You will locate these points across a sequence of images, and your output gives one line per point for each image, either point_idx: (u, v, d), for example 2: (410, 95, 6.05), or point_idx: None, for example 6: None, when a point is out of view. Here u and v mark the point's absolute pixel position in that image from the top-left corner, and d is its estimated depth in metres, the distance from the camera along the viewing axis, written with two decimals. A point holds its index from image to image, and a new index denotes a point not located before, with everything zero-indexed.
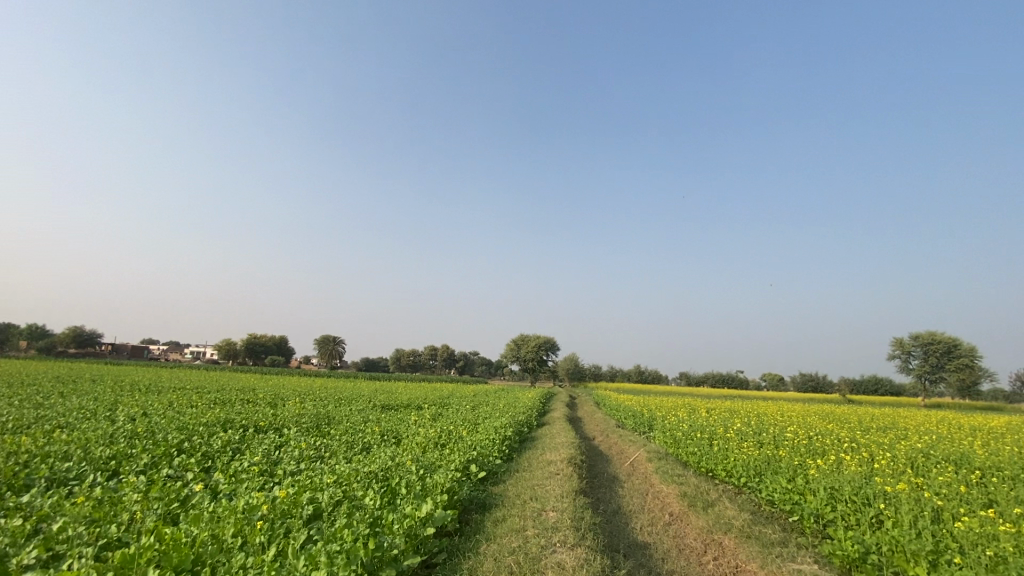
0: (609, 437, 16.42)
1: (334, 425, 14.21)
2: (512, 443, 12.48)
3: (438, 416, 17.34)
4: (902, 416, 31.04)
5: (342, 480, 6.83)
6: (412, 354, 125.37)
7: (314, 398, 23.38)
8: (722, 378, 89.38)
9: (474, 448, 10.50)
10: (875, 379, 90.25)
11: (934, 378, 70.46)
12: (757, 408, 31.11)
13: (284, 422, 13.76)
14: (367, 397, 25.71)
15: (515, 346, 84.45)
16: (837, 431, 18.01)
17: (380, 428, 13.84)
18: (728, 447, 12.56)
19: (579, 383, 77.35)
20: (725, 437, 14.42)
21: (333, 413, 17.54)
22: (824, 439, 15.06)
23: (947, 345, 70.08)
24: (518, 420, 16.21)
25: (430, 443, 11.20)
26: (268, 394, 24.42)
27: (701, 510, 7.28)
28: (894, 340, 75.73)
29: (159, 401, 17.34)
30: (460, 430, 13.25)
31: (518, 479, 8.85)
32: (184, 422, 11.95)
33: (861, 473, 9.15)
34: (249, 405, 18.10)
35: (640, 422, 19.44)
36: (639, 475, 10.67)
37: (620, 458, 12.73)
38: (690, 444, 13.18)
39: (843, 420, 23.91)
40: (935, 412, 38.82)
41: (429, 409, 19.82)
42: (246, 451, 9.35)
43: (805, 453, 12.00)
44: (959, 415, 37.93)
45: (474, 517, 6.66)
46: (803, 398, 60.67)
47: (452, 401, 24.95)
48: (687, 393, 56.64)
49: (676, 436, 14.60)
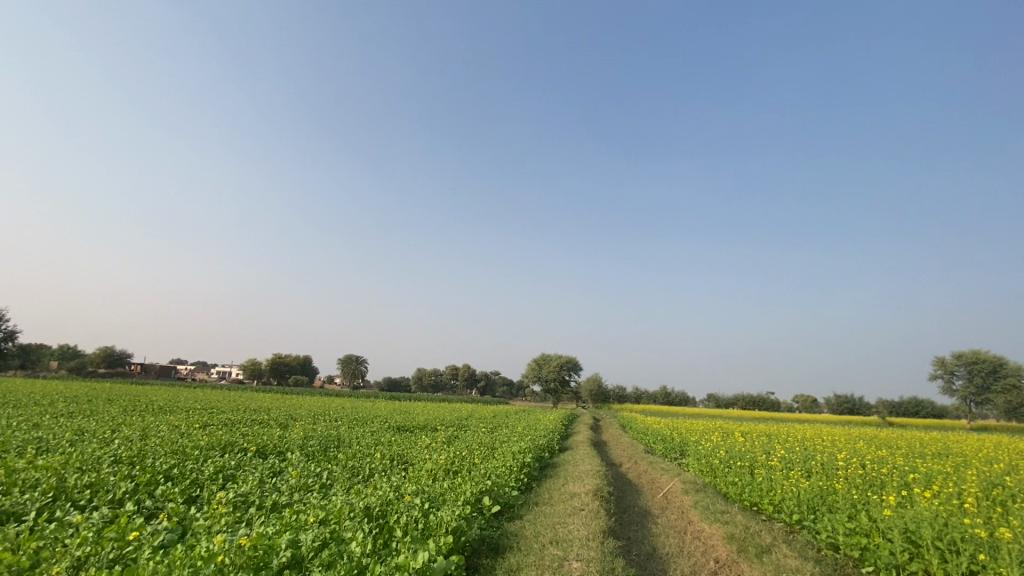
0: (638, 464, 15.09)
1: (341, 449, 13.33)
2: (531, 470, 11.36)
3: (454, 440, 16.34)
4: (955, 441, 28.73)
5: (331, 517, 5.90)
6: (434, 374, 124.82)
7: (328, 420, 22.61)
8: (751, 400, 86.25)
9: (488, 476, 9.48)
10: (915, 401, 85.80)
11: (981, 399, 66.41)
12: (796, 431, 29.22)
13: (288, 445, 12.95)
14: (383, 418, 24.86)
15: (536, 366, 83.01)
16: (891, 458, 16.36)
17: (390, 453, 12.89)
18: (773, 477, 11.29)
19: (603, 404, 75.30)
20: (769, 465, 13.08)
21: (344, 435, 16.72)
22: (880, 467, 13.55)
23: (992, 364, 66.21)
24: (538, 445, 15.04)
25: (440, 470, 10.18)
26: (282, 415, 23.79)
27: (754, 556, 6.12)
28: (934, 359, 71.93)
29: (166, 422, 16.76)
30: (475, 455, 12.24)
31: (536, 515, 7.79)
32: (181, 445, 11.25)
33: (938, 510, 7.83)
34: (257, 426, 17.42)
35: (670, 447, 18.14)
36: (675, 510, 9.42)
37: (651, 489, 11.49)
38: (730, 473, 11.95)
39: (892, 446, 22.03)
40: (986, 437, 36.18)
41: (446, 432, 18.83)
42: (238, 479, 8.54)
43: (863, 486, 10.61)
44: (1012, 439, 35.31)
45: (484, 565, 5.63)
46: (839, 420, 57.72)
47: (471, 423, 23.91)
48: (716, 414, 54.47)
49: (713, 464, 13.33)
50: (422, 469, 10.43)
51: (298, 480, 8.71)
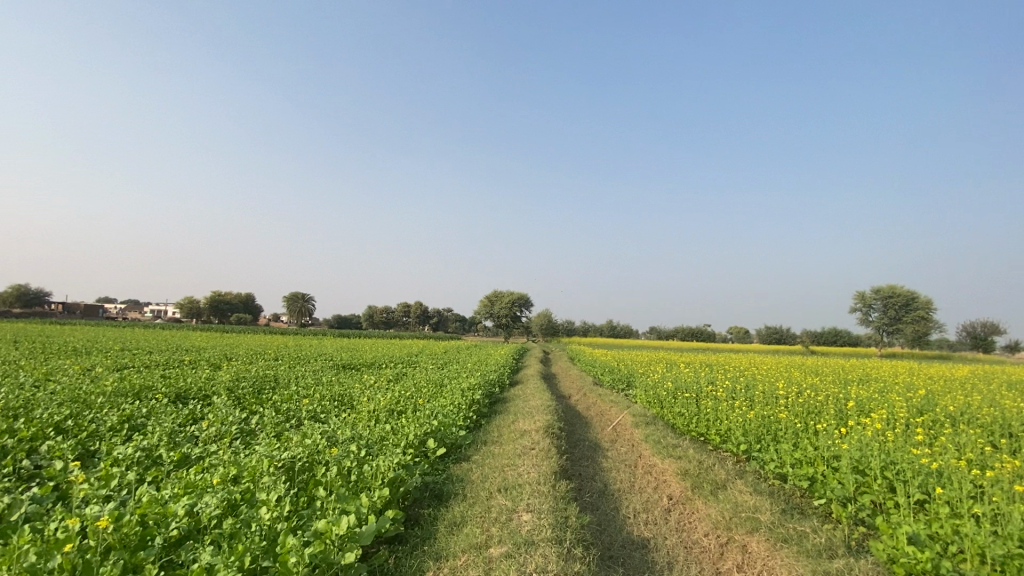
0: (587, 397, 15.09)
1: (276, 391, 12.43)
2: (479, 407, 10.95)
3: (401, 377, 15.78)
4: (872, 367, 31.16)
5: (246, 474, 5.15)
6: (384, 311, 123.41)
7: (267, 359, 21.46)
8: (691, 332, 90.94)
9: (434, 416, 8.95)
10: (835, 331, 93.16)
11: (893, 329, 72.72)
12: (733, 361, 30.71)
13: (216, 388, 11.92)
14: (327, 356, 23.92)
15: (487, 302, 83.12)
16: (823, 386, 17.20)
17: (329, 393, 12.15)
18: (719, 407, 11.43)
19: (552, 338, 77.10)
20: (712, 394, 13.35)
21: (282, 375, 15.77)
22: (816, 395, 14.10)
23: (906, 298, 72.04)
24: (488, 381, 14.69)
25: (382, 412, 9.56)
26: (217, 355, 22.38)
27: (709, 494, 5.92)
28: (856, 293, 77.44)
29: (76, 366, 15.15)
30: (422, 394, 11.68)
31: (484, 457, 7.35)
32: (83, 393, 10.01)
33: (878, 438, 7.98)
34: (184, 368, 16.10)
35: (618, 378, 18.40)
36: (625, 443, 9.30)
37: (601, 421, 11.43)
38: (677, 403, 12.05)
39: (820, 374, 23.44)
40: (895, 362, 39.69)
41: (392, 369, 18.20)
42: (147, 431, 7.57)
43: (803, 414, 10.89)
44: (916, 363, 38.91)
45: (424, 518, 5.11)
46: (768, 350, 61.84)
47: (420, 359, 23.44)
48: (658, 346, 56.99)
49: (660, 394, 13.47)
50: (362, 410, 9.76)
51: (218, 428, 7.84)
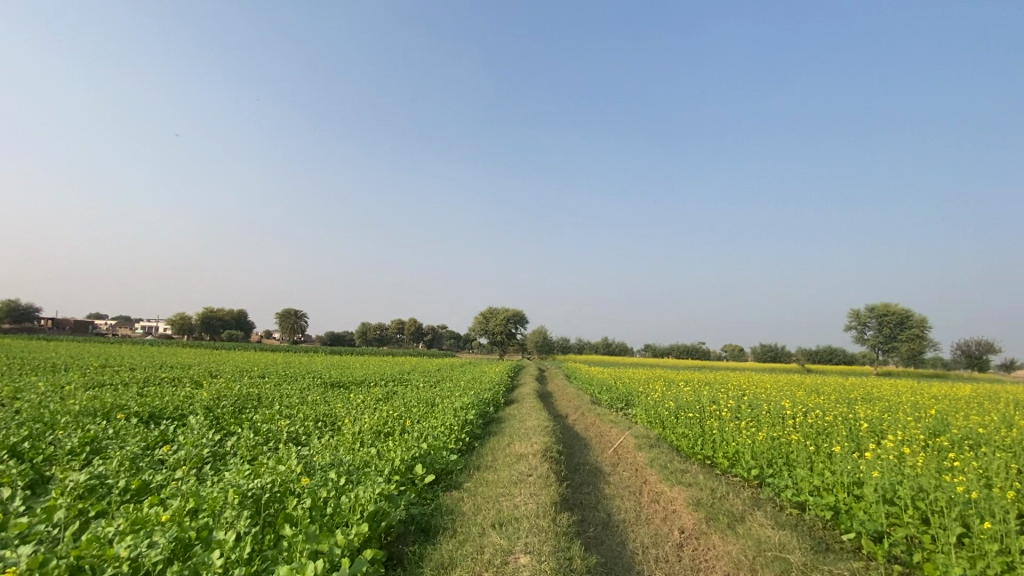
0: (585, 416, 14.47)
1: (257, 410, 11.77)
2: (472, 429, 10.32)
3: (391, 396, 15.14)
4: (871, 386, 30.65)
5: (207, 507, 4.57)
6: (378, 328, 122.37)
7: (253, 376, 20.73)
8: (687, 350, 90.53)
9: (423, 438, 8.36)
10: (830, 349, 92.91)
11: (888, 347, 72.49)
12: (732, 379, 30.21)
13: (194, 407, 11.26)
14: (316, 374, 23.22)
15: (482, 319, 82.38)
16: (827, 405, 16.70)
17: (314, 413, 11.50)
18: (725, 429, 10.87)
19: (547, 356, 76.28)
20: (716, 415, 12.78)
21: (267, 393, 15.09)
22: (822, 415, 13.58)
23: (900, 316, 71.98)
24: (481, 400, 14.06)
25: (368, 433, 8.93)
26: (201, 371, 21.61)
27: (726, 527, 5.37)
28: (851, 311, 77.36)
29: (49, 383, 14.43)
30: (412, 414, 11.06)
31: (477, 483, 6.77)
32: (47, 412, 9.35)
33: (900, 462, 7.48)
34: (164, 385, 15.40)
35: (616, 397, 17.80)
36: (628, 468, 8.70)
37: (601, 443, 10.84)
38: (680, 424, 11.49)
39: (822, 393, 22.90)
40: (893, 381, 39.28)
41: (383, 387, 17.53)
42: (109, 455, 6.96)
43: (813, 437, 10.37)
44: (914, 382, 38.49)
45: (407, 557, 4.53)
46: (764, 368, 61.44)
47: (413, 377, 22.78)
48: (654, 364, 56.45)
49: (662, 414, 12.89)
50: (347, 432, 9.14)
51: (187, 452, 7.21)
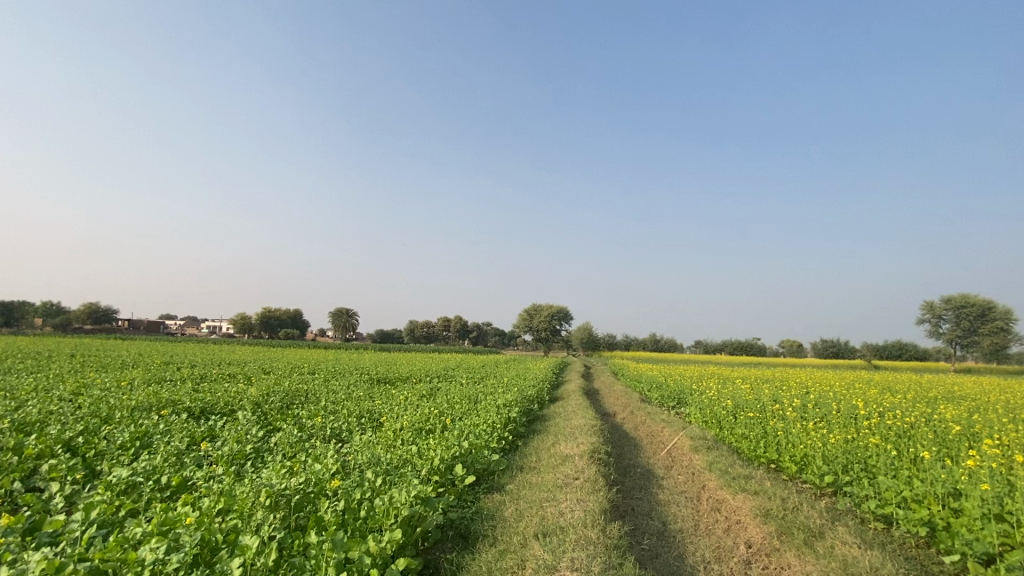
0: (635, 415, 13.77)
1: (303, 406, 11.84)
2: (516, 427, 9.92)
3: (435, 392, 15.00)
4: (951, 383, 28.10)
5: (238, 508, 4.38)
6: (426, 325, 124.54)
7: (303, 372, 21.21)
8: (741, 346, 86.89)
9: (464, 436, 8.04)
10: (899, 344, 86.78)
11: (967, 341, 66.81)
12: (792, 376, 28.47)
13: (243, 403, 11.45)
14: (364, 371, 23.56)
15: (527, 316, 82.03)
16: (903, 404, 15.28)
17: (357, 409, 11.42)
18: (791, 431, 10.01)
19: (593, 352, 75.09)
20: (779, 414, 11.86)
21: (314, 389, 15.28)
22: (901, 416, 12.36)
23: (981, 308, 66.13)
24: (526, 397, 13.64)
25: (409, 431, 8.70)
26: (255, 368, 22.29)
27: (802, 544, 4.73)
28: (924, 303, 71.81)
29: (115, 379, 15.16)
30: (455, 411, 10.79)
31: (520, 486, 6.37)
32: (106, 407, 9.66)
33: (1007, 472, 6.51)
34: (219, 381, 15.89)
35: (667, 395, 17.00)
36: (683, 472, 8.05)
37: (653, 444, 10.20)
38: (740, 424, 10.71)
39: (896, 390, 21.10)
40: (975, 378, 35.95)
41: (427, 384, 17.45)
42: (156, 449, 7.03)
43: (894, 441, 9.36)
44: (998, 380, 35.12)
45: (442, 568, 4.18)
46: (825, 364, 57.97)
47: (458, 373, 22.70)
48: (705, 361, 54.35)
49: (719, 414, 12.09)
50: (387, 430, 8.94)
51: (230, 448, 7.18)
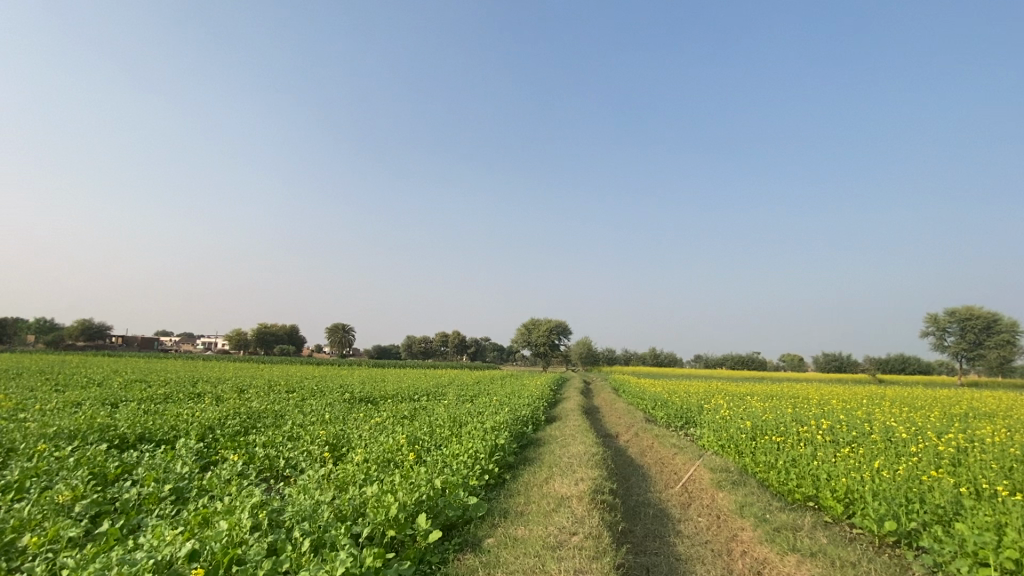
0: (640, 439, 12.26)
1: (261, 432, 10.32)
2: (503, 457, 8.44)
3: (418, 413, 13.51)
4: (966, 398, 26.68)
5: None
6: (424, 340, 123.03)
7: (280, 391, 19.61)
8: (741, 360, 85.36)
9: (436, 472, 6.59)
10: (901, 357, 85.40)
11: (972, 355, 65.21)
12: (802, 392, 26.96)
13: (189, 429, 9.91)
14: (347, 388, 21.97)
15: (525, 330, 80.47)
16: (935, 423, 13.90)
17: (323, 434, 9.92)
18: (825, 460, 8.66)
19: (592, 367, 73.49)
20: (807, 437, 10.47)
21: (283, 410, 13.74)
22: (941, 437, 11.01)
23: (986, 320, 64.78)
24: (518, 418, 12.13)
25: (373, 466, 7.21)
26: (231, 386, 20.74)
27: None
28: (927, 316, 70.51)
29: (62, 400, 13.60)
30: (434, 436, 9.33)
31: (502, 542, 4.96)
32: (17, 434, 8.14)
33: None
34: (178, 402, 14.30)
35: (674, 414, 15.59)
36: (706, 515, 6.56)
37: (664, 476, 8.73)
38: (765, 452, 9.35)
39: (915, 407, 19.67)
40: (984, 393, 34.34)
41: (410, 404, 15.88)
42: (41, 492, 5.53)
43: (950, 472, 8.00)
44: (1009, 394, 33.62)
45: None
46: (828, 378, 56.38)
47: (448, 391, 21.18)
48: (706, 376, 52.74)
49: (737, 437, 10.70)
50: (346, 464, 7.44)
51: (139, 492, 5.71)
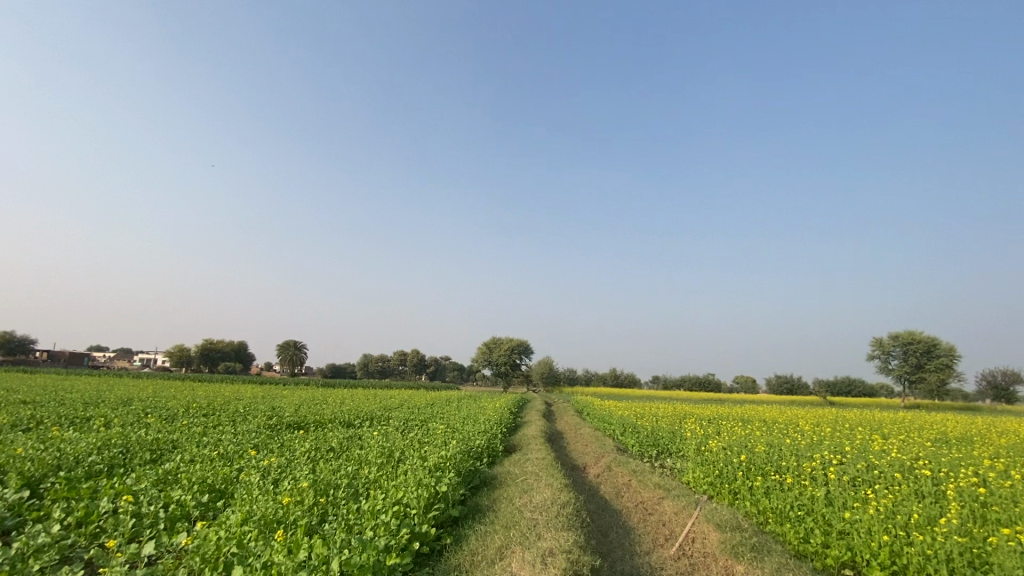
0: (614, 475, 10.37)
1: (124, 474, 7.80)
2: (445, 511, 6.37)
3: (348, 444, 11.16)
4: (927, 422, 26.31)
5: None
6: (382, 359, 118.63)
7: (189, 415, 16.60)
8: (699, 381, 85.75)
9: (336, 548, 4.50)
10: (848, 379, 87.76)
11: (914, 378, 67.30)
12: (770, 416, 25.96)
13: (18, 471, 7.29)
14: (275, 412, 19.08)
15: (486, 349, 78.18)
16: (927, 451, 12.73)
17: (207, 476, 7.53)
18: (848, 506, 7.09)
19: (553, 388, 71.80)
20: (812, 472, 8.91)
21: (179, 440, 11.09)
22: (953, 470, 9.68)
23: (927, 344, 67.20)
24: (468, 451, 10.04)
25: (251, 535, 5.02)
26: (135, 408, 17.71)
27: None
28: (873, 339, 72.72)
29: None
30: (353, 480, 7.11)
31: None
32: None
33: None
34: (41, 430, 11.37)
35: (648, 442, 13.95)
36: None
37: (653, 533, 6.82)
38: (771, 496, 7.70)
39: (890, 432, 18.76)
40: (935, 415, 34.51)
41: (344, 431, 13.45)
42: None
43: (1000, 520, 6.52)
44: (956, 417, 33.91)
45: None
46: (781, 399, 56.62)
47: (394, 415, 18.73)
48: (664, 397, 51.98)
49: (732, 474, 9.05)
50: (210, 536, 5.21)
51: None
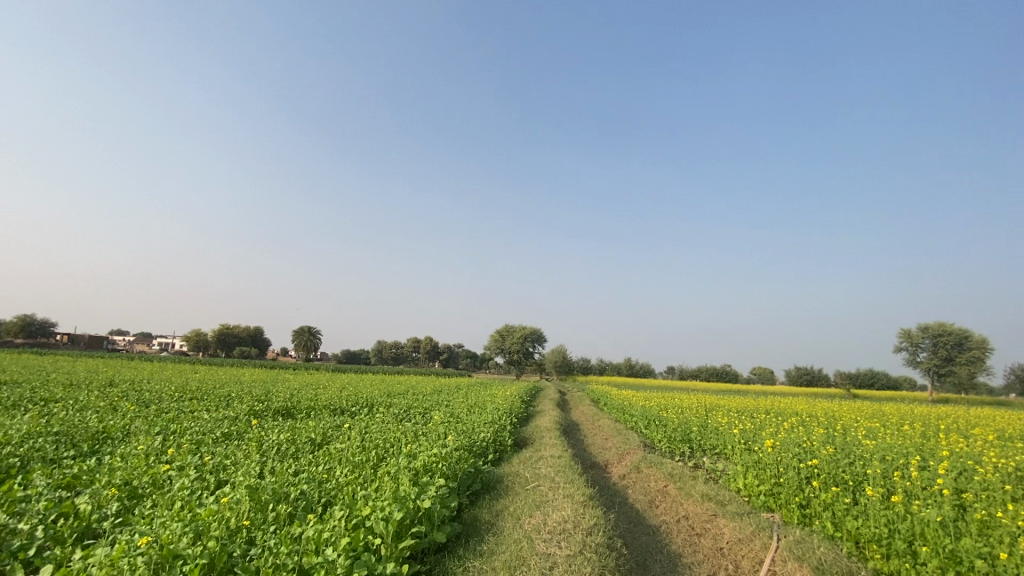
0: (646, 479, 8.56)
1: (32, 473, 6.15)
2: (426, 536, 4.64)
3: (329, 436, 9.49)
4: (974, 418, 23.95)
5: None
6: (395, 347, 118.06)
7: (168, 400, 15.04)
8: (717, 372, 83.36)
9: None
10: (872, 372, 84.53)
11: (944, 371, 63.97)
12: (802, 409, 23.88)
13: None
14: (266, 397, 17.53)
15: (499, 337, 76.54)
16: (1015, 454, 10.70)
17: (131, 478, 5.88)
18: (979, 536, 5.23)
19: (567, 376, 70.07)
20: (905, 484, 7.02)
21: (132, 428, 9.46)
22: None
23: (958, 337, 63.78)
24: (470, 446, 8.30)
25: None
26: (114, 392, 16.19)
27: None
28: (901, 330, 69.44)
29: None
30: (309, 487, 5.40)
31: None
32: None
33: None
34: None
35: (679, 437, 12.10)
36: None
37: (712, 569, 5.03)
38: (866, 518, 5.87)
39: (947, 428, 16.63)
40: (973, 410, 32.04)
41: (331, 421, 11.78)
42: None
43: None
44: (997, 411, 31.36)
45: None
46: (803, 392, 54.02)
47: (396, 403, 17.09)
48: (681, 388, 49.99)
49: (800, 483, 7.21)
50: None
51: None
